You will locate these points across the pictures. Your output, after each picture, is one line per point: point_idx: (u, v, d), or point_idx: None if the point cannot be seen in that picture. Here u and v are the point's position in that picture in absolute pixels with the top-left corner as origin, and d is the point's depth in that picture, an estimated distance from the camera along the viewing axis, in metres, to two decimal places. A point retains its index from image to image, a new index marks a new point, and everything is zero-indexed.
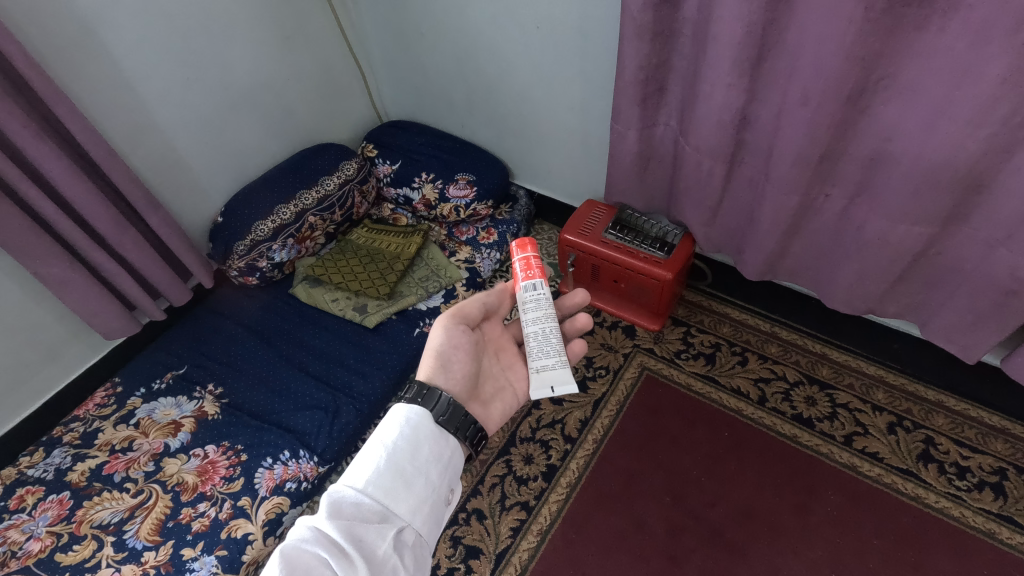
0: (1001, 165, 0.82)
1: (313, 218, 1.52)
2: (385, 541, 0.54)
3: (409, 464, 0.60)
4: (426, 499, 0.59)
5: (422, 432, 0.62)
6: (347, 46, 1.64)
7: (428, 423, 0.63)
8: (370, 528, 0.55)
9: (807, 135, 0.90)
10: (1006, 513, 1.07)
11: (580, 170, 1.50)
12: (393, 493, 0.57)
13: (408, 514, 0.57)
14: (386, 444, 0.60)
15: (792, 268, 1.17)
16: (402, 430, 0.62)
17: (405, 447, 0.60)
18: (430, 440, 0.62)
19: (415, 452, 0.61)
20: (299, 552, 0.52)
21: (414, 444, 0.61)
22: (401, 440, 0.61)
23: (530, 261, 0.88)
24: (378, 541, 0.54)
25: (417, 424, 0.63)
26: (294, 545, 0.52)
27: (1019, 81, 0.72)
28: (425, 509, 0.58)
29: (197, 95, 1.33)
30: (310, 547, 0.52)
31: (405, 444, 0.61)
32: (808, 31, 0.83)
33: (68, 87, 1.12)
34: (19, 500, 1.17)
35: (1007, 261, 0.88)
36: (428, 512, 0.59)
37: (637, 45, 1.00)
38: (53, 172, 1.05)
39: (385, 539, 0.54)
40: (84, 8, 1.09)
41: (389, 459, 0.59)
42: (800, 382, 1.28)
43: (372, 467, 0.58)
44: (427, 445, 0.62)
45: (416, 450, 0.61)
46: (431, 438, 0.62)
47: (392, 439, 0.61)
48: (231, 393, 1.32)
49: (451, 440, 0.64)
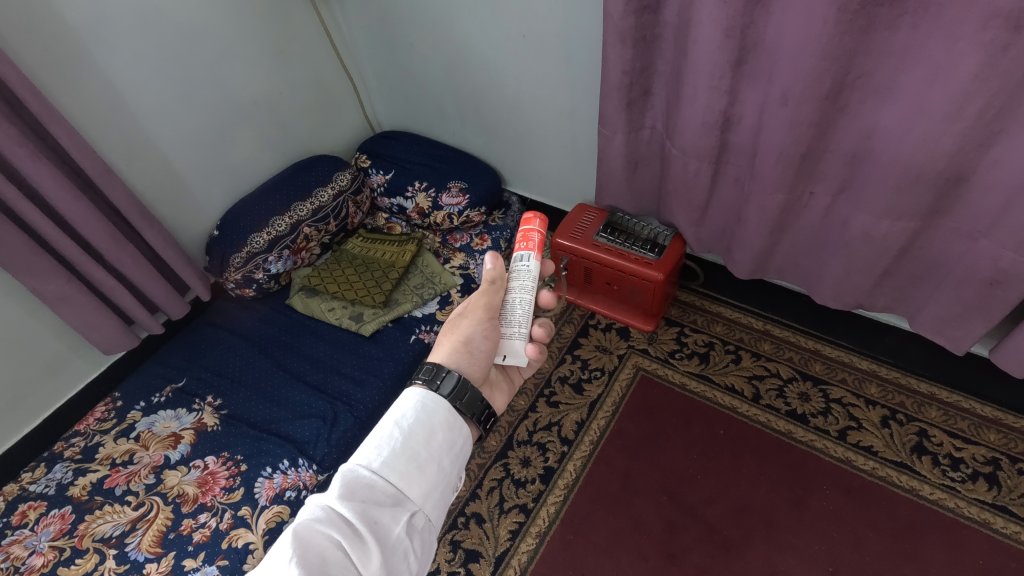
0: (979, 157, 0.83)
1: (308, 229, 1.54)
2: (398, 524, 0.54)
3: (423, 449, 0.58)
4: (437, 485, 0.57)
5: (437, 417, 0.60)
6: (338, 59, 1.66)
7: (443, 409, 0.61)
8: (384, 510, 0.54)
9: (789, 134, 0.92)
10: (1000, 502, 1.08)
11: (571, 174, 1.51)
12: (408, 477, 0.56)
13: (420, 499, 0.56)
14: (401, 426, 0.58)
15: (781, 266, 1.18)
16: (418, 413, 0.60)
17: (420, 431, 0.58)
18: (444, 426, 0.60)
19: (429, 437, 0.59)
20: (311, 532, 0.51)
21: (428, 430, 0.59)
22: (416, 423, 0.59)
23: (530, 232, 0.81)
24: (392, 524, 0.54)
25: (433, 407, 0.61)
26: (306, 524, 0.52)
27: (991, 77, 0.74)
28: (435, 495, 0.57)
29: (190, 112, 1.35)
30: (323, 529, 0.51)
31: (420, 428, 0.59)
32: (786, 32, 0.85)
33: (63, 105, 1.14)
34: (21, 516, 1.18)
35: (990, 252, 0.90)
36: (438, 498, 0.57)
37: (620, 50, 1.01)
38: (51, 190, 1.07)
39: (398, 522, 0.54)
40: (77, 27, 1.12)
41: (404, 440, 0.57)
42: (794, 378, 1.29)
43: (388, 447, 0.56)
44: (441, 431, 0.59)
45: (431, 437, 0.59)
46: (445, 424, 0.60)
47: (407, 421, 0.59)
48: (230, 404, 1.33)
49: (463, 428, 0.62)
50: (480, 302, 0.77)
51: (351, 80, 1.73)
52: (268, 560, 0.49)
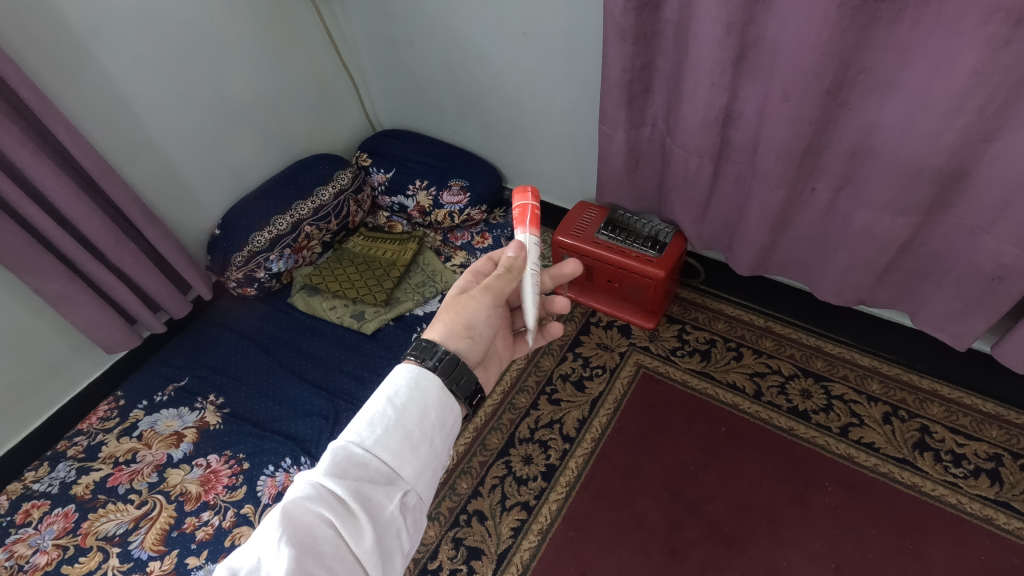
0: (980, 152, 0.83)
1: (309, 227, 1.54)
2: (392, 502, 0.54)
3: (416, 428, 0.57)
4: (430, 464, 0.58)
5: (431, 395, 0.60)
6: (339, 58, 1.66)
7: (437, 388, 0.60)
8: (377, 488, 0.54)
9: (790, 131, 0.92)
10: (1002, 498, 1.08)
11: (572, 173, 1.51)
12: (401, 456, 0.56)
13: (412, 478, 0.56)
14: (394, 403, 0.58)
15: (783, 262, 1.18)
16: (411, 389, 0.59)
17: (414, 409, 0.58)
18: (438, 404, 0.60)
19: (423, 416, 0.58)
20: (302, 511, 0.51)
21: (422, 409, 0.59)
22: (410, 400, 0.58)
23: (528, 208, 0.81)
24: (386, 502, 0.54)
25: (427, 384, 0.60)
26: (297, 502, 0.51)
27: (992, 71, 0.74)
28: (428, 474, 0.58)
29: (190, 111, 1.35)
30: (313, 507, 0.51)
31: (414, 406, 0.58)
32: (786, 28, 0.85)
33: (65, 105, 1.15)
34: (25, 515, 1.18)
35: (992, 248, 0.90)
36: (430, 476, 0.58)
37: (621, 47, 1.01)
38: (53, 190, 1.07)
39: (392, 500, 0.54)
40: (79, 27, 1.12)
41: (396, 418, 0.57)
42: (795, 375, 1.29)
43: (381, 425, 0.56)
44: (435, 410, 0.59)
45: (424, 415, 0.58)
46: (438, 403, 0.60)
47: (401, 398, 0.58)
48: (232, 402, 1.33)
49: (456, 407, 0.62)
50: (490, 287, 0.73)
51: (351, 79, 1.73)
52: (258, 535, 0.50)
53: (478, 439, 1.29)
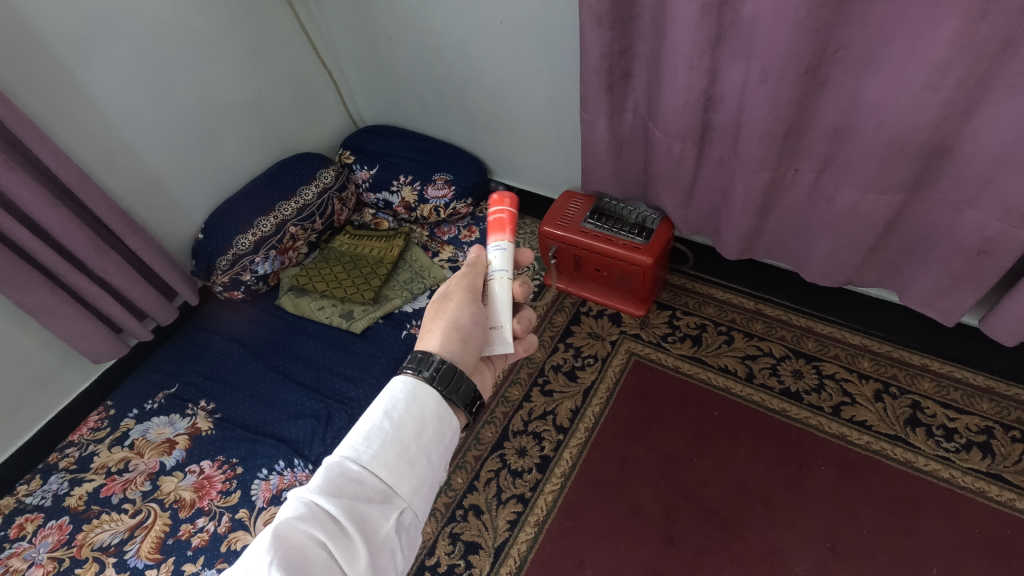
0: (963, 125, 0.83)
1: (294, 228, 1.52)
2: (387, 521, 0.53)
3: (414, 443, 0.56)
4: (426, 480, 0.57)
5: (428, 409, 0.59)
6: (317, 55, 1.64)
7: (434, 403, 0.60)
8: (373, 507, 0.53)
9: (771, 111, 0.91)
10: (994, 470, 1.08)
11: (556, 162, 1.50)
12: (397, 472, 0.55)
13: (409, 495, 0.55)
14: (391, 416, 0.57)
15: (770, 245, 1.17)
16: (408, 403, 0.58)
17: (411, 424, 0.57)
18: (434, 418, 0.59)
19: (420, 430, 0.57)
20: (293, 531, 0.50)
21: (420, 424, 0.58)
22: (407, 414, 0.58)
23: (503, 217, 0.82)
24: (381, 521, 0.53)
25: (425, 398, 0.59)
26: (288, 523, 0.50)
27: (970, 44, 0.73)
28: (424, 489, 0.56)
29: (167, 115, 1.33)
30: (305, 527, 0.50)
31: (411, 420, 0.57)
32: (763, 8, 0.83)
33: (36, 113, 1.12)
34: (19, 529, 1.18)
35: (976, 222, 0.89)
36: (426, 493, 0.57)
37: (598, 33, 1.00)
38: (28, 202, 1.05)
39: (387, 519, 0.53)
40: (46, 33, 1.10)
41: (393, 432, 0.56)
42: (787, 356, 1.29)
43: (377, 440, 0.55)
44: (432, 425, 0.58)
45: (422, 429, 0.57)
46: (436, 417, 0.59)
47: (397, 411, 0.57)
48: (223, 408, 1.32)
49: (454, 420, 0.61)
50: (463, 285, 0.75)
51: (330, 76, 1.70)
52: (248, 554, 0.48)
53: (472, 434, 1.29)
